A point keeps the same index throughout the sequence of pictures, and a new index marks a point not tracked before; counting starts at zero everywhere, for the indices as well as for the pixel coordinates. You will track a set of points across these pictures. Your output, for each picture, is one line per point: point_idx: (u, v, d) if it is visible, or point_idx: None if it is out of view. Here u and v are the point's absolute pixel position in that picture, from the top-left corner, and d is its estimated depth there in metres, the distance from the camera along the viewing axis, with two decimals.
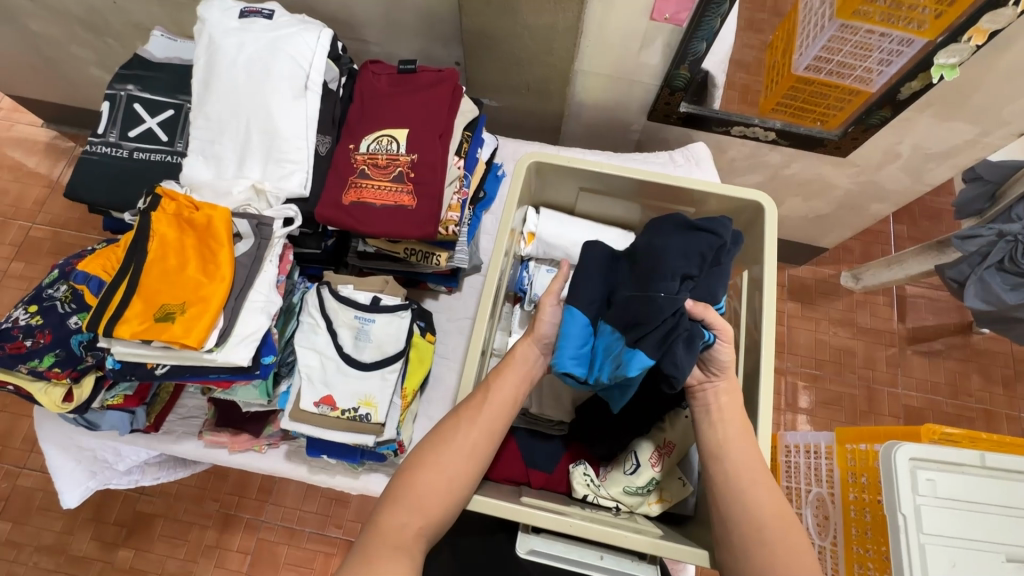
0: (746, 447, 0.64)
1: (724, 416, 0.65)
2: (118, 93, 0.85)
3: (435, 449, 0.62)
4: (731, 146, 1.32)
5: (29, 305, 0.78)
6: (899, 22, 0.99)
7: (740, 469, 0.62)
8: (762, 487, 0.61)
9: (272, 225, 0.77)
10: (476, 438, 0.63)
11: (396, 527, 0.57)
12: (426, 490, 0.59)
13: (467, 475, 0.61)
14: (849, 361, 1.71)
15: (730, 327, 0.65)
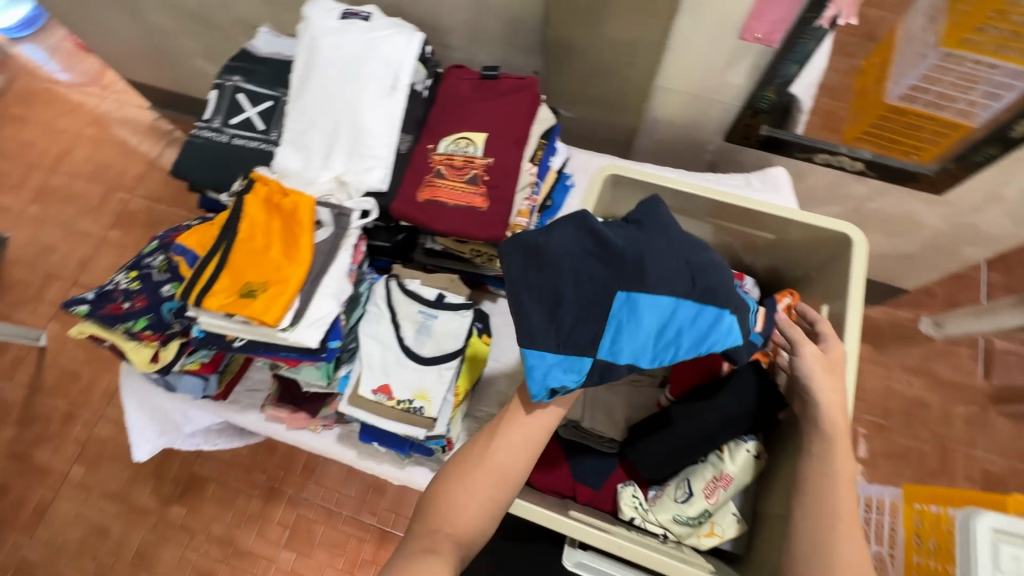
0: (834, 489, 0.59)
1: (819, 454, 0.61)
2: (225, 83, 0.92)
3: (473, 464, 0.63)
4: (812, 174, 1.26)
5: (130, 270, 0.86)
6: (1014, 54, 0.96)
7: (831, 509, 0.58)
8: (843, 533, 0.56)
9: (350, 216, 0.80)
10: (510, 457, 0.63)
11: (429, 533, 0.59)
12: (460, 504, 0.60)
13: (501, 493, 0.62)
14: (921, 413, 1.58)
15: (804, 341, 0.66)
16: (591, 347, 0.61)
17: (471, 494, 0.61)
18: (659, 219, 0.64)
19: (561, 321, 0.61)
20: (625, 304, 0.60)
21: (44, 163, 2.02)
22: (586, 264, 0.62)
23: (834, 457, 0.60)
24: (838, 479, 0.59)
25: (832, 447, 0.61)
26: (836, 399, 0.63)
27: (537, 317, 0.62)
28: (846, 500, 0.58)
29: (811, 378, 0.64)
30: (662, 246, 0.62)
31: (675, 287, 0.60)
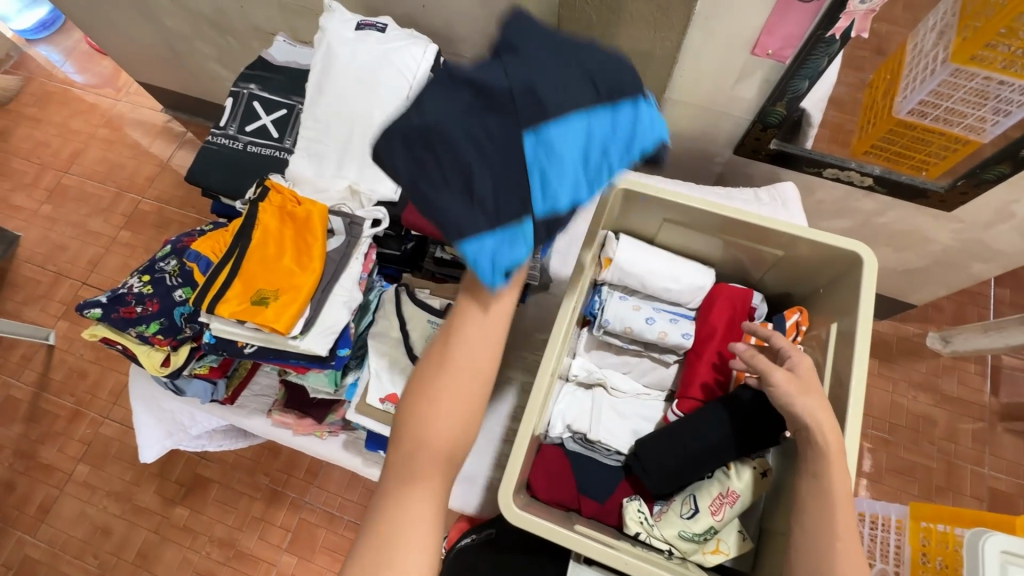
0: (832, 507, 0.58)
1: (819, 471, 0.59)
2: (241, 91, 0.93)
3: (433, 372, 0.56)
4: (821, 188, 1.26)
5: (143, 274, 0.86)
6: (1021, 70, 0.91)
7: (829, 528, 0.57)
8: (841, 553, 0.56)
9: (362, 225, 0.81)
10: (470, 351, 0.56)
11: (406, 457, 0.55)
12: (430, 418, 0.55)
13: (470, 394, 0.56)
14: (928, 430, 1.57)
15: (769, 366, 0.66)
16: (526, 208, 0.53)
17: (439, 406, 0.55)
18: (533, 36, 0.52)
19: (486, 198, 0.51)
20: (539, 146, 0.52)
21: (57, 163, 2.04)
22: (484, 122, 0.51)
23: (830, 475, 0.59)
24: (835, 498, 0.58)
25: (828, 464, 0.59)
26: (826, 414, 0.61)
27: (454, 200, 0.51)
28: (844, 518, 0.57)
29: (791, 403, 0.63)
30: (549, 66, 0.51)
31: (583, 111, 0.52)
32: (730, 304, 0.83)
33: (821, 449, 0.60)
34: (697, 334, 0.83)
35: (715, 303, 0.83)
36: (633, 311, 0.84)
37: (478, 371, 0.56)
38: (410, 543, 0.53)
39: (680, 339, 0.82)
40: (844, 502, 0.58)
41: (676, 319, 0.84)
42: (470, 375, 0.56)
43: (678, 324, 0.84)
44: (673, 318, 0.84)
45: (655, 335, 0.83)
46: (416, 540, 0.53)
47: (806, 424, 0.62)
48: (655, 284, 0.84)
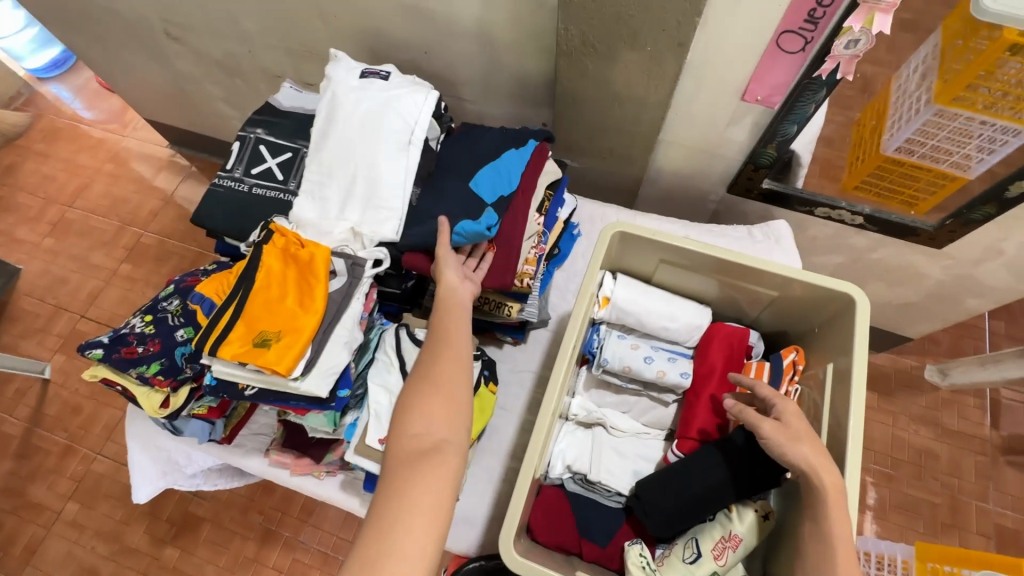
0: (835, 555, 0.57)
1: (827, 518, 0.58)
2: (248, 135, 0.96)
3: (427, 372, 0.72)
4: (813, 225, 1.29)
5: (146, 314, 0.87)
6: (1000, 110, 0.97)
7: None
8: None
9: (364, 266, 0.83)
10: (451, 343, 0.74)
11: (412, 439, 0.66)
12: (428, 406, 0.69)
13: (459, 382, 0.71)
14: (931, 465, 1.56)
15: (762, 423, 0.64)
16: (483, 206, 0.87)
17: (433, 393, 0.69)
18: (452, 142, 0.96)
19: (460, 215, 0.86)
20: (476, 182, 0.89)
21: (62, 197, 2.07)
22: (446, 187, 0.89)
23: (832, 522, 0.58)
24: (838, 546, 0.57)
25: (829, 510, 0.58)
26: (821, 457, 0.61)
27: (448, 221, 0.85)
28: (847, 568, 0.56)
29: (785, 450, 0.62)
30: (464, 149, 0.94)
31: (488, 152, 0.92)
32: (727, 343, 0.83)
33: (821, 495, 0.59)
34: (695, 373, 0.83)
35: (712, 344, 0.84)
36: (632, 350, 0.84)
37: (462, 362, 0.73)
38: (416, 505, 0.61)
39: (678, 378, 0.83)
40: (850, 551, 0.57)
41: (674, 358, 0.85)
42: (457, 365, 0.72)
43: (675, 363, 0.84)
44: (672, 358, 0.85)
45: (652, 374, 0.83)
46: (427, 503, 0.61)
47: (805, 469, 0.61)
48: (652, 322, 0.85)
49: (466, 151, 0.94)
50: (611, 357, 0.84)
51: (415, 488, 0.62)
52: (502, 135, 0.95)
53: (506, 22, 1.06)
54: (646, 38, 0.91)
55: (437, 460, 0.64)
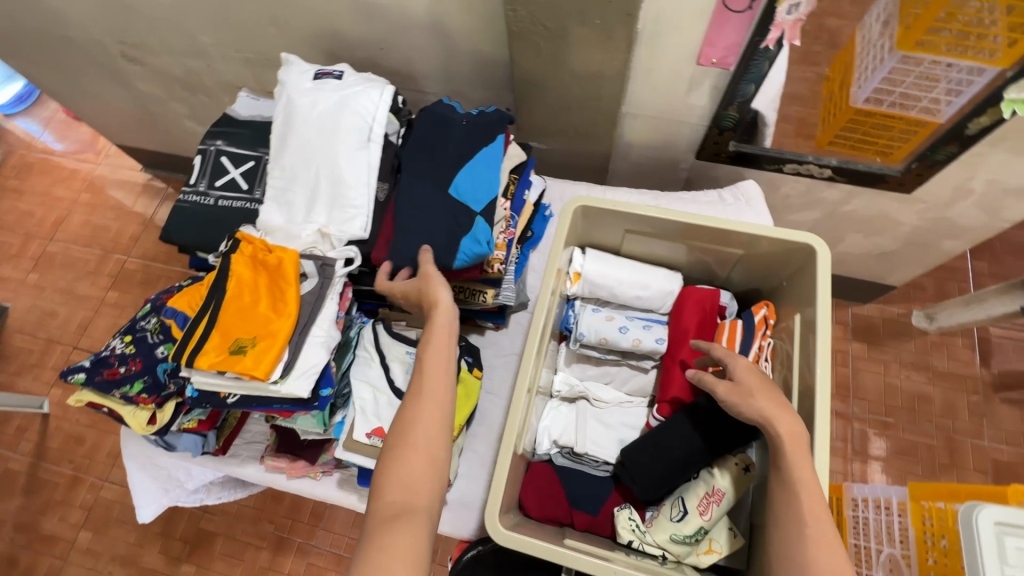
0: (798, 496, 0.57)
1: (788, 460, 0.58)
2: (208, 148, 0.96)
3: (405, 431, 0.65)
4: (784, 183, 1.30)
5: (125, 335, 0.88)
6: (969, 51, 0.98)
7: (797, 517, 0.56)
8: (813, 540, 0.54)
9: (334, 266, 0.83)
10: (431, 397, 0.68)
11: (389, 504, 0.61)
12: (408, 468, 0.63)
13: (440, 444, 0.65)
14: (925, 408, 1.58)
15: (716, 386, 0.67)
16: (471, 215, 0.86)
17: (413, 455, 0.63)
18: (419, 136, 0.92)
19: (453, 231, 0.85)
20: (456, 187, 0.87)
21: (41, 232, 2.06)
22: (424, 190, 0.87)
23: (793, 465, 0.58)
24: (799, 487, 0.57)
25: (788, 457, 0.58)
26: (777, 406, 0.62)
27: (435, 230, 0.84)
28: (810, 506, 0.56)
29: (743, 400, 0.64)
30: (433, 145, 0.90)
31: (463, 135, 0.91)
32: (699, 306, 0.84)
33: (777, 442, 0.60)
34: (670, 338, 0.85)
35: (684, 307, 0.85)
36: (607, 322, 0.85)
37: (444, 421, 0.67)
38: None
39: (654, 345, 0.84)
40: (812, 491, 0.57)
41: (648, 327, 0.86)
42: (438, 427, 0.66)
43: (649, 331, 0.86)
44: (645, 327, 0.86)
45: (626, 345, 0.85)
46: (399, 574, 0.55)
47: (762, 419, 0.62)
48: (625, 293, 0.86)
49: (439, 144, 0.90)
50: (587, 330, 0.85)
51: (388, 556, 0.56)
52: (474, 123, 0.93)
53: (457, 11, 1.05)
54: (594, 12, 0.91)
55: (413, 526, 0.59)
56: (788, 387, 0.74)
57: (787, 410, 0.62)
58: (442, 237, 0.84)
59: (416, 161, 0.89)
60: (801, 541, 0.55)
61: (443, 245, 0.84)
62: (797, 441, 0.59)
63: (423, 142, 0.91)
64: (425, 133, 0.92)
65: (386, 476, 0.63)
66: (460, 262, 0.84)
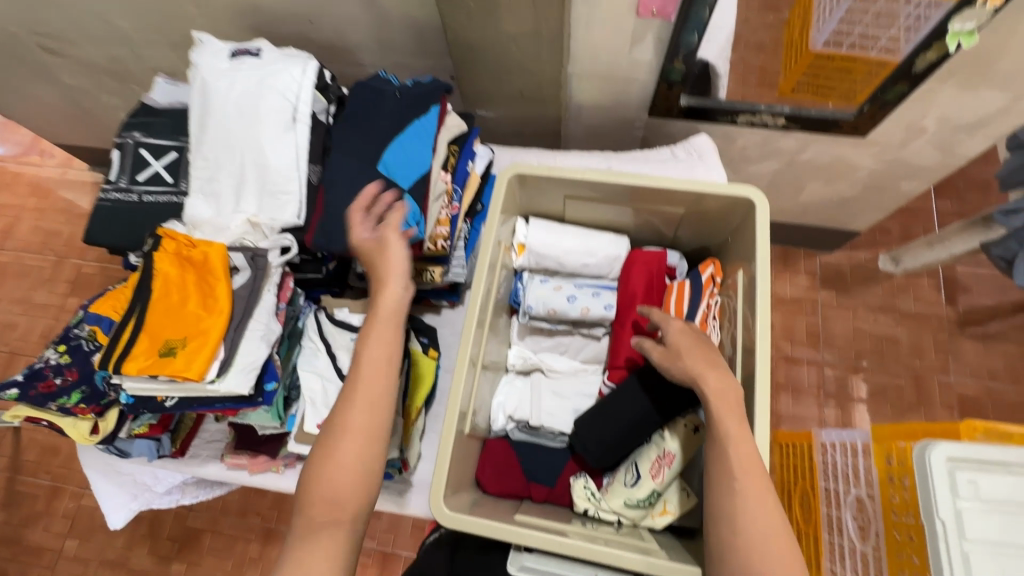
0: (728, 452, 0.58)
1: (717, 418, 0.60)
2: (126, 141, 0.90)
3: (337, 436, 0.69)
4: (740, 136, 1.27)
5: (59, 344, 0.84)
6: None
7: (727, 470, 0.58)
8: (744, 491, 0.57)
9: (267, 256, 0.80)
10: (367, 395, 0.71)
11: (320, 508, 0.66)
12: (340, 475, 0.67)
13: (371, 451, 0.69)
14: (892, 350, 1.60)
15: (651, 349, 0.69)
16: (397, 194, 0.82)
17: (346, 464, 0.68)
18: (352, 112, 0.88)
19: (381, 210, 0.81)
20: (384, 164, 0.84)
21: None
22: (352, 168, 0.84)
23: (725, 422, 0.60)
24: (728, 443, 0.59)
25: (716, 414, 0.60)
26: (705, 363, 0.64)
27: (358, 208, 0.81)
28: (741, 461, 0.58)
29: (678, 359, 0.66)
30: (365, 120, 0.87)
31: (396, 109, 0.87)
32: (647, 269, 0.83)
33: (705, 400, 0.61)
34: (620, 304, 0.83)
35: (632, 270, 0.83)
36: (555, 292, 0.83)
37: (380, 424, 0.70)
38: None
39: (603, 311, 0.83)
40: (742, 445, 0.59)
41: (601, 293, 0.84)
42: (372, 423, 0.70)
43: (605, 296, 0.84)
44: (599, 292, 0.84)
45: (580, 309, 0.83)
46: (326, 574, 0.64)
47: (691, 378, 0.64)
48: (572, 261, 0.84)
49: (370, 120, 0.87)
50: (535, 301, 0.83)
51: (314, 557, 0.64)
52: (407, 95, 0.89)
53: None
54: None
55: (339, 530, 0.66)
56: (734, 343, 0.73)
57: (717, 367, 0.64)
58: (365, 217, 0.81)
59: (347, 138, 0.86)
60: (731, 496, 0.57)
61: (369, 226, 0.80)
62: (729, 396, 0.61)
63: (355, 118, 0.88)
64: (357, 108, 0.89)
65: (318, 480, 0.67)
66: None
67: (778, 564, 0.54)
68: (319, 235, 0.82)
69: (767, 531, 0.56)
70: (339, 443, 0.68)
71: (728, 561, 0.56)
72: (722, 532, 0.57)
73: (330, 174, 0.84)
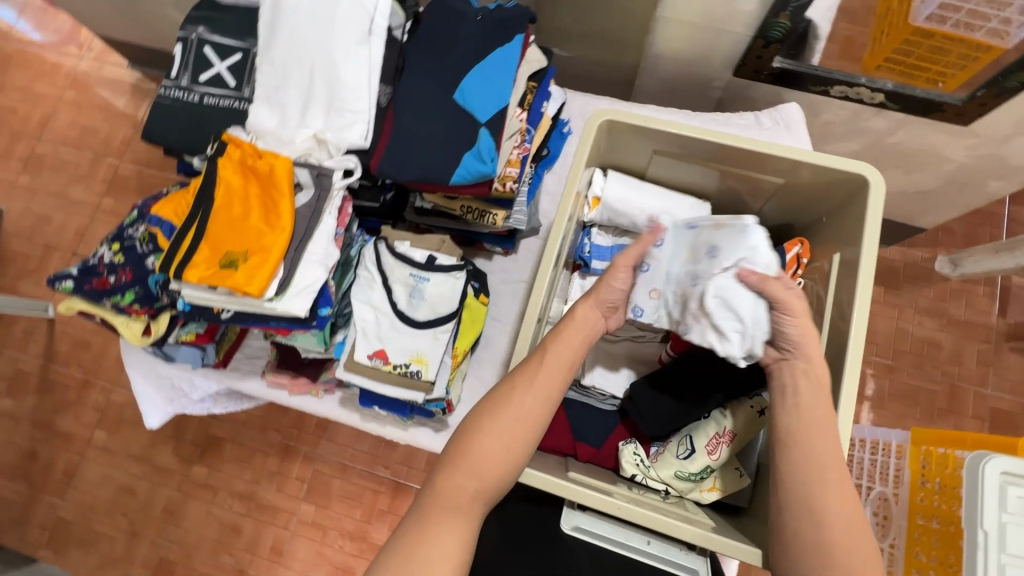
0: (806, 442, 0.57)
1: (802, 400, 0.58)
2: (189, 36, 0.85)
3: (498, 406, 0.59)
4: (827, 108, 1.17)
5: (113, 243, 0.83)
6: None
7: (810, 453, 0.56)
8: (827, 481, 0.55)
9: (332, 176, 0.76)
10: (547, 376, 0.60)
11: (455, 485, 0.56)
12: (486, 451, 0.57)
13: (522, 444, 0.58)
14: (933, 355, 1.56)
15: (796, 299, 0.59)
16: (475, 127, 0.77)
17: (495, 437, 0.57)
18: (428, 29, 0.81)
19: (455, 143, 0.76)
20: (462, 91, 0.78)
21: (27, 130, 1.90)
22: (427, 93, 0.78)
23: (814, 404, 0.58)
24: (817, 425, 0.57)
25: (808, 396, 0.58)
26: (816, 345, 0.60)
27: (434, 138, 0.76)
28: (824, 446, 0.56)
29: (801, 335, 0.59)
30: (442, 41, 0.80)
31: (477, 33, 0.80)
32: None
33: (803, 373, 0.59)
34: None
35: None
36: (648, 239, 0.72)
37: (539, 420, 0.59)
38: (432, 558, 0.52)
39: None
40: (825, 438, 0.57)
41: (676, 238, 0.69)
42: (540, 408, 0.59)
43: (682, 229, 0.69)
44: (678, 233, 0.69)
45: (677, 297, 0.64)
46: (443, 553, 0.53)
47: (804, 356, 0.60)
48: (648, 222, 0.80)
49: (448, 42, 0.80)
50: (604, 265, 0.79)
51: (437, 530, 0.54)
52: (490, 18, 0.82)
53: None
54: None
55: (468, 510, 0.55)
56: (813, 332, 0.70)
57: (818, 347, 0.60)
58: (441, 148, 0.76)
59: (423, 58, 0.80)
60: (800, 485, 0.55)
61: (442, 157, 0.76)
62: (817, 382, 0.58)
63: (432, 37, 0.81)
64: (435, 26, 0.82)
65: (471, 446, 0.58)
66: (459, 175, 0.77)
67: (855, 558, 0.52)
68: (387, 157, 0.77)
69: (847, 526, 0.53)
70: (495, 416, 0.58)
71: (799, 551, 0.54)
72: (794, 519, 0.55)
73: (403, 96, 0.78)
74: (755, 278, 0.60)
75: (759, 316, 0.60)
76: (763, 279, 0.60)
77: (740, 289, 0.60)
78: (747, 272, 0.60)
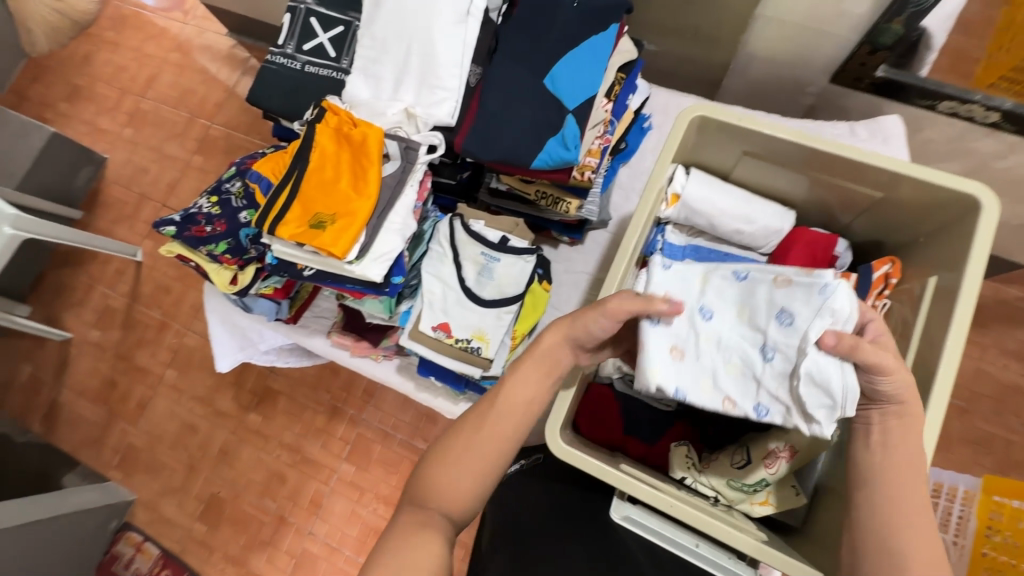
0: (875, 495, 0.51)
1: (889, 442, 0.52)
2: (298, 6, 0.90)
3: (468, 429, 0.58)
4: (930, 125, 1.07)
5: (212, 196, 0.91)
6: None
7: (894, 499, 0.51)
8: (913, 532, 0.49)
9: (418, 150, 0.79)
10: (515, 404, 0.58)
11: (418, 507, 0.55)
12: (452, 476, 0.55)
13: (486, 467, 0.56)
14: (1015, 400, 1.34)
15: (891, 357, 0.50)
16: (561, 113, 0.77)
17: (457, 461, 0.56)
18: (524, 13, 0.82)
19: (539, 128, 0.77)
20: (552, 77, 0.78)
21: (134, 86, 2.04)
22: (517, 76, 0.79)
23: (902, 444, 0.52)
24: (905, 466, 0.51)
25: (897, 437, 0.52)
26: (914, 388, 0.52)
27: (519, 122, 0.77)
28: (910, 490, 0.50)
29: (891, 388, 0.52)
30: (536, 26, 0.81)
31: (572, 20, 0.80)
32: (809, 250, 0.76)
33: (895, 416, 0.52)
34: None
35: (792, 249, 0.76)
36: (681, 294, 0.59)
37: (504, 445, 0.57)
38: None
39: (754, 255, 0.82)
40: (905, 496, 0.50)
41: (717, 287, 0.58)
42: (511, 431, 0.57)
43: (725, 278, 0.57)
44: (719, 282, 0.57)
45: (748, 373, 0.55)
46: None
47: (899, 400, 0.53)
48: (725, 226, 0.79)
49: (542, 27, 0.80)
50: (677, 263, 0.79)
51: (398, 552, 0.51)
52: (587, 5, 0.81)
53: None
54: None
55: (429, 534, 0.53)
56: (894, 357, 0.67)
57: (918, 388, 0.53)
58: (525, 132, 0.77)
59: (517, 41, 0.81)
60: (869, 543, 0.50)
61: (525, 141, 0.77)
62: (903, 429, 0.52)
63: (527, 21, 0.82)
64: (531, 10, 0.82)
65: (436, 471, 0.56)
66: (540, 160, 0.77)
67: None
68: (472, 138, 0.79)
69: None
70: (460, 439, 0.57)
71: None
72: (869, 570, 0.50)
73: (494, 77, 0.80)
74: (837, 347, 0.50)
75: (849, 384, 0.50)
76: (850, 341, 0.50)
77: (824, 364, 0.50)
78: (831, 338, 0.50)
